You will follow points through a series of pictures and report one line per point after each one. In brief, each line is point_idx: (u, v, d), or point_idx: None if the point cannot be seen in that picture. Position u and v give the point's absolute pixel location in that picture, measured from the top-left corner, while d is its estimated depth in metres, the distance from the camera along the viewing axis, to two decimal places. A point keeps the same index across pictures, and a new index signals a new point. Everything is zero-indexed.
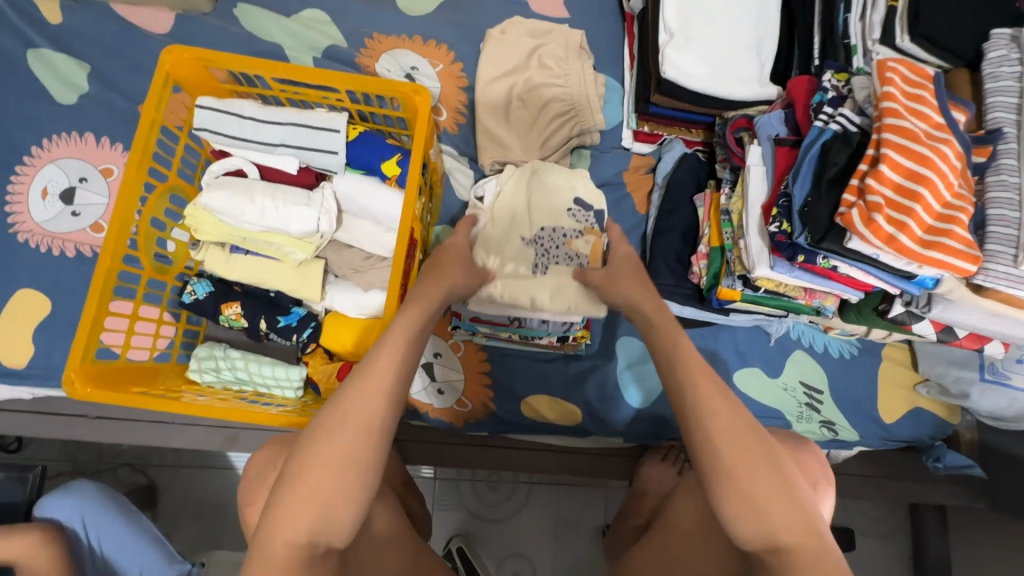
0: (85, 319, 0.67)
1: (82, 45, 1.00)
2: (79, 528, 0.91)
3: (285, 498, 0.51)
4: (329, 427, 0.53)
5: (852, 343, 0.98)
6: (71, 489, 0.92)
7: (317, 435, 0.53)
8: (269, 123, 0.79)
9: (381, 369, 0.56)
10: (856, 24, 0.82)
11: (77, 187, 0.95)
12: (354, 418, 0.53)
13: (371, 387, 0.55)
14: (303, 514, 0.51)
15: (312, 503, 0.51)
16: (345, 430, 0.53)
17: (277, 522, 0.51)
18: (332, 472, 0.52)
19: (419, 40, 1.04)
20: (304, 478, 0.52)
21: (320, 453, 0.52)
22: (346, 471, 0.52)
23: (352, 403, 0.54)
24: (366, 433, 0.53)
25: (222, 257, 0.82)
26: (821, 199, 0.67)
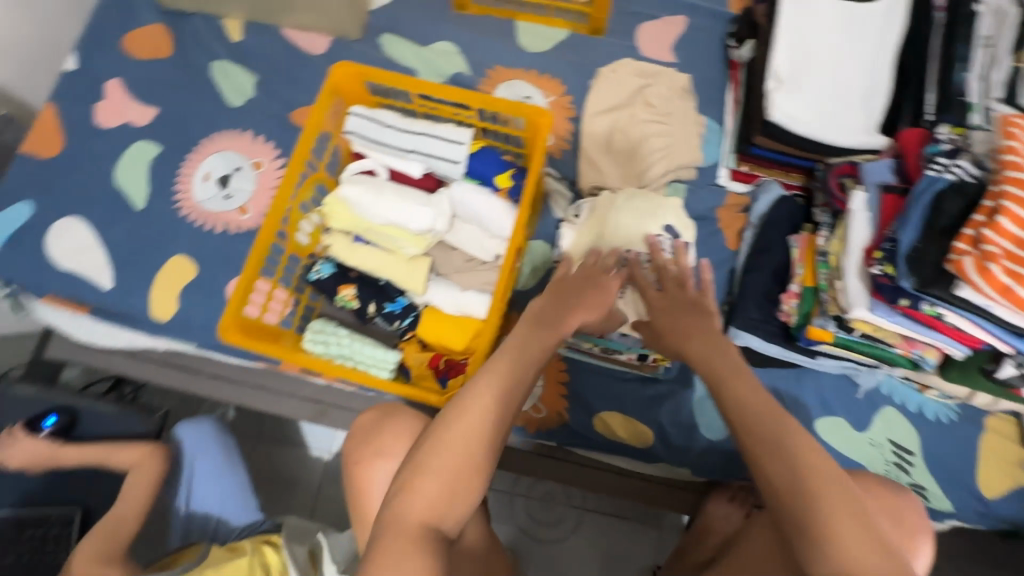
0: (244, 278, 0.79)
1: (254, 59, 1.18)
2: (192, 456, 1.07)
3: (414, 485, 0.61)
4: (454, 429, 0.64)
5: (950, 407, 0.93)
6: (198, 421, 1.09)
7: (444, 437, 0.64)
8: (406, 132, 0.90)
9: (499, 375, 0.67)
10: (976, 83, 0.83)
11: (232, 175, 1.11)
12: (474, 420, 0.64)
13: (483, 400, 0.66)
14: (429, 499, 0.61)
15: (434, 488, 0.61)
16: (467, 433, 0.64)
17: (410, 502, 0.60)
18: (453, 466, 0.62)
19: (535, 73, 1.14)
20: (433, 468, 0.62)
21: (448, 448, 0.63)
22: (464, 468, 0.63)
23: (472, 408, 0.65)
24: (481, 436, 0.64)
25: (347, 244, 0.92)
26: (931, 246, 0.68)
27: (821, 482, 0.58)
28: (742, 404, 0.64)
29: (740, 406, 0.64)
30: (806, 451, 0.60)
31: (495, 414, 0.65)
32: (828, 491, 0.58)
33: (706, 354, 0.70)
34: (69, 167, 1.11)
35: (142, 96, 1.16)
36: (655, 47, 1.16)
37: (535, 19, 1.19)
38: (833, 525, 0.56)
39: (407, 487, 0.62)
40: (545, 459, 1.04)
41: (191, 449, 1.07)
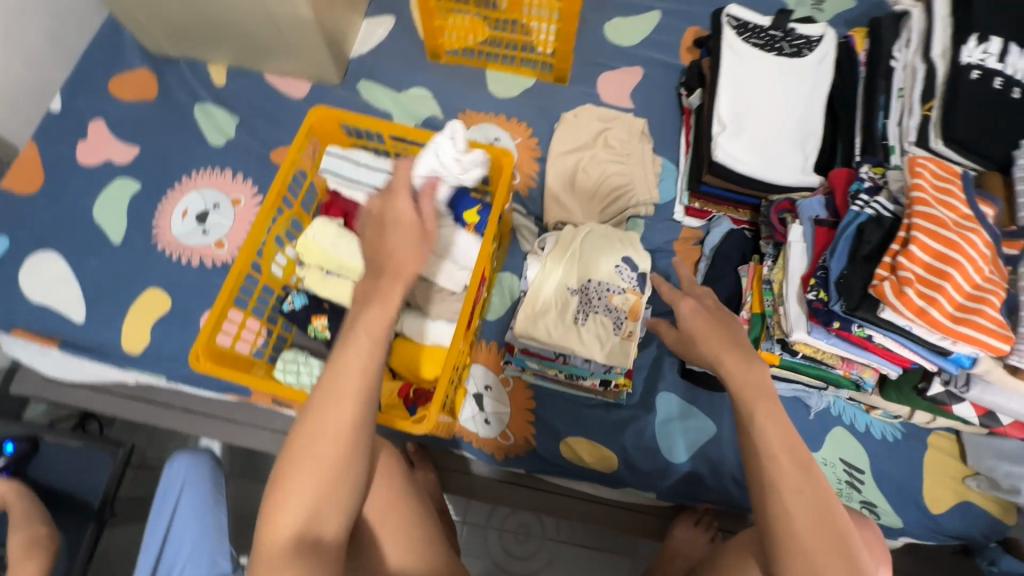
0: (216, 308, 0.81)
1: (237, 103, 1.25)
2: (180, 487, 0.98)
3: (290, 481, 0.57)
4: (313, 431, 0.58)
5: (896, 426, 0.98)
6: (194, 453, 1.00)
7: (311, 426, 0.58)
8: (378, 170, 0.95)
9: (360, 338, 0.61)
10: (894, 128, 0.94)
11: (211, 211, 1.15)
12: (343, 394, 0.59)
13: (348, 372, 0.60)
14: (307, 487, 0.57)
15: (315, 475, 0.57)
16: (327, 431, 0.58)
17: (289, 498, 0.57)
18: (335, 450, 0.58)
19: (504, 117, 1.22)
20: (305, 458, 0.57)
21: (325, 427, 0.58)
22: (342, 447, 0.58)
23: (333, 386, 0.59)
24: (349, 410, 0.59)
25: (319, 276, 0.96)
26: (856, 272, 0.75)
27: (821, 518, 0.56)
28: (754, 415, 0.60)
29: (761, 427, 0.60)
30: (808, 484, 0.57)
31: (356, 395, 0.59)
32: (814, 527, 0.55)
33: (745, 366, 0.64)
34: (48, 204, 1.14)
35: (125, 136, 1.20)
36: (614, 94, 1.25)
37: (504, 68, 1.28)
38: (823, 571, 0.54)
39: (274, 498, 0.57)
40: (513, 486, 1.06)
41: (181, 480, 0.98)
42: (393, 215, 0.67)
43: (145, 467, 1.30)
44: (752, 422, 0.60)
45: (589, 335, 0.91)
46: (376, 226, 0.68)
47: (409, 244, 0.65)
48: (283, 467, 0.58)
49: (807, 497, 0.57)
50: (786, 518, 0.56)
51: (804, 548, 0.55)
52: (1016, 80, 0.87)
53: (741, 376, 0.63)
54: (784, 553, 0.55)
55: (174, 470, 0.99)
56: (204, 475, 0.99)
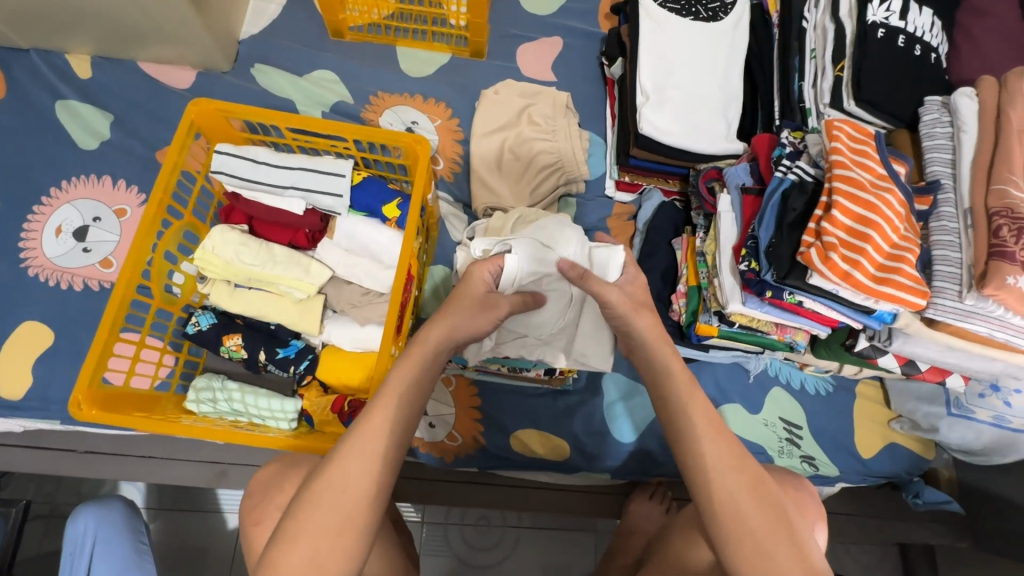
0: (96, 344, 0.70)
1: (108, 97, 1.08)
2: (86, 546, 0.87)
3: (285, 556, 0.52)
4: (330, 483, 0.55)
5: (827, 380, 1.03)
6: (103, 503, 0.91)
7: (307, 511, 0.54)
8: (280, 168, 0.86)
9: (374, 426, 0.58)
10: (809, 91, 0.94)
11: (90, 226, 1.00)
12: (349, 485, 0.55)
13: (353, 459, 0.56)
14: (299, 573, 0.52)
15: (311, 555, 0.52)
16: (343, 486, 0.55)
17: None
18: (334, 537, 0.53)
19: (420, 98, 1.14)
20: (314, 516, 0.54)
21: (324, 513, 0.54)
22: (342, 537, 0.54)
23: (339, 474, 0.55)
24: (353, 498, 0.55)
25: (227, 291, 0.86)
26: (783, 240, 0.75)
27: (754, 495, 0.55)
28: (671, 400, 0.61)
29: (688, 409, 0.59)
30: (731, 459, 0.57)
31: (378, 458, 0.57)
32: (752, 503, 0.55)
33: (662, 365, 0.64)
34: None
35: None
36: (535, 67, 1.19)
37: (415, 44, 1.18)
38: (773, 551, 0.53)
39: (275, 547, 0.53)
40: (470, 486, 1.01)
41: (86, 539, 0.87)
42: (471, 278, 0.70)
43: (56, 516, 1.16)
44: (678, 407, 0.60)
45: None
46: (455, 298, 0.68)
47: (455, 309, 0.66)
48: (284, 534, 0.53)
49: (735, 476, 0.56)
50: (710, 501, 0.56)
51: (752, 527, 0.54)
52: (918, 38, 0.90)
53: (665, 354, 0.64)
54: (733, 535, 0.54)
55: (81, 526, 0.88)
56: (118, 525, 0.89)
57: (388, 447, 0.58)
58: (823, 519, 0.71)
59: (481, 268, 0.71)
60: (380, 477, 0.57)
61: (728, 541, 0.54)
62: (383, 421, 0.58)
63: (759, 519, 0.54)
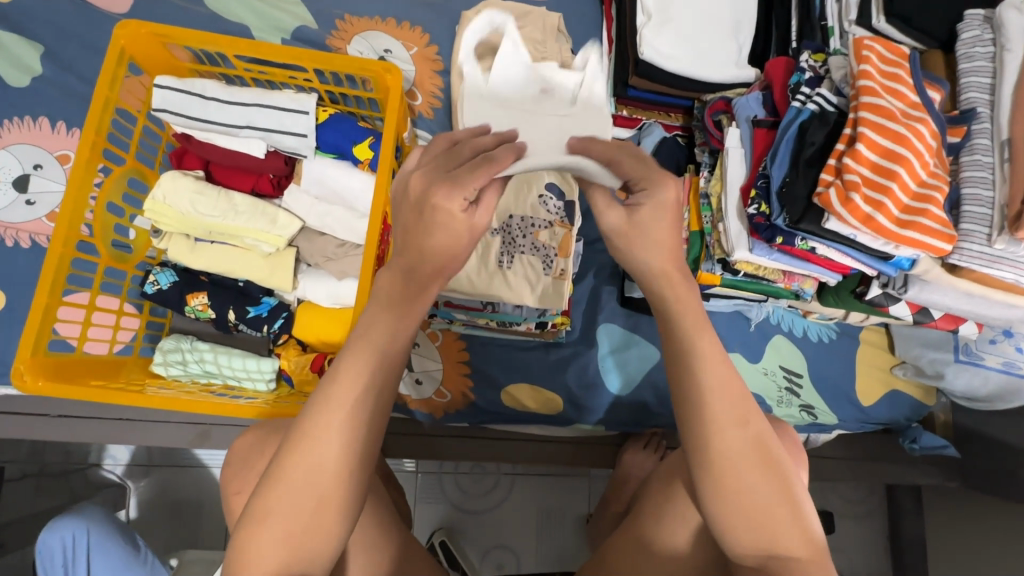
0: (35, 310, 0.63)
1: (34, 24, 0.94)
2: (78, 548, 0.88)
3: (256, 539, 0.48)
4: (296, 466, 0.49)
5: (830, 327, 0.99)
6: (79, 510, 0.89)
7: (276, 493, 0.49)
8: (234, 104, 0.76)
9: (351, 384, 0.51)
10: (831, 6, 0.83)
11: (32, 175, 0.90)
12: (323, 463, 0.49)
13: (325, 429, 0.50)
14: (276, 552, 0.48)
15: (282, 534, 0.48)
16: (307, 470, 0.49)
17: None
18: (306, 517, 0.49)
19: (393, 22, 1.01)
20: (286, 498, 0.48)
21: (291, 492, 0.48)
22: (315, 515, 0.49)
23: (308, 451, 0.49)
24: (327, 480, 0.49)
25: (187, 246, 0.79)
26: (799, 179, 0.67)
27: (752, 459, 0.49)
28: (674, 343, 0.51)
29: (693, 363, 0.50)
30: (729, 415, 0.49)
31: (342, 439, 0.50)
32: (758, 467, 0.49)
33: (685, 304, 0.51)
34: None
35: None
36: None
37: None
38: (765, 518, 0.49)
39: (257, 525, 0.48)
40: (462, 440, 0.98)
41: (75, 541, 0.88)
42: (437, 214, 0.46)
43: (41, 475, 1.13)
44: (675, 351, 0.51)
45: (517, 278, 0.80)
46: (413, 227, 0.48)
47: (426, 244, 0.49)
48: (255, 518, 0.48)
49: (736, 442, 0.49)
50: (708, 458, 0.49)
51: (745, 483, 0.49)
52: None
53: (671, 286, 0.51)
54: (715, 494, 0.49)
55: (53, 541, 0.87)
56: (104, 525, 0.90)
57: (359, 407, 0.50)
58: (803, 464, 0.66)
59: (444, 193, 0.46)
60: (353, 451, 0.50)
61: (712, 499, 0.50)
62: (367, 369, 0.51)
63: (760, 478, 0.49)
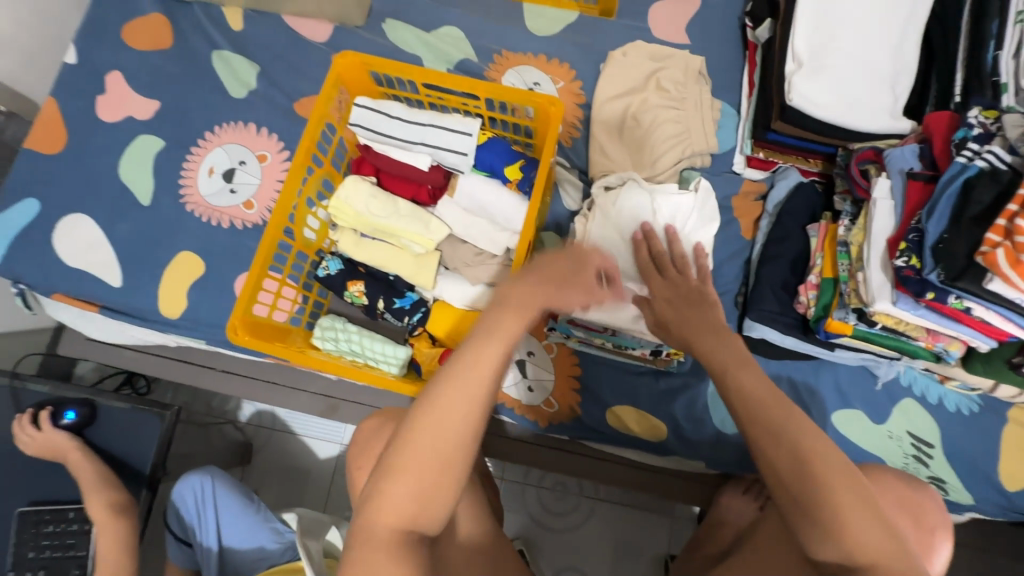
0: (250, 279, 0.78)
1: (257, 49, 1.16)
2: (207, 497, 1.01)
3: (389, 490, 0.52)
4: (427, 426, 0.53)
5: (972, 399, 0.91)
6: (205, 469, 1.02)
7: (403, 464, 0.52)
8: (412, 123, 0.87)
9: (485, 357, 0.54)
10: (1008, 62, 0.78)
11: (237, 169, 1.09)
12: (450, 428, 0.53)
13: (460, 395, 0.53)
14: (404, 505, 0.52)
15: (411, 494, 0.52)
16: (438, 434, 0.52)
17: (373, 530, 0.52)
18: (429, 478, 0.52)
19: (544, 58, 1.11)
20: (415, 460, 0.52)
21: (420, 452, 0.52)
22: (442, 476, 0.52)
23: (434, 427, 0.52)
24: (454, 448, 0.53)
25: (354, 240, 0.92)
26: (960, 237, 0.65)
27: (821, 468, 0.54)
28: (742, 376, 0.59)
29: (743, 391, 0.58)
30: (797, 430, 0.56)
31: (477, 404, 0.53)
32: (840, 480, 0.54)
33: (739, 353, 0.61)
34: (72, 161, 1.09)
35: (141, 89, 1.14)
36: (667, 28, 1.11)
37: (544, 1, 1.15)
38: (839, 519, 0.53)
39: (385, 480, 0.53)
40: (559, 452, 1.03)
41: (204, 492, 1.01)
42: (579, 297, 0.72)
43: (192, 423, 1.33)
44: (727, 382, 0.60)
45: None
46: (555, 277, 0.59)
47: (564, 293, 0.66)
48: (385, 472, 0.53)
49: (810, 454, 0.54)
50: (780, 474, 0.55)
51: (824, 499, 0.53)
52: None
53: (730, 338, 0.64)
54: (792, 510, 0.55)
55: (188, 488, 1.01)
56: (229, 484, 1.03)
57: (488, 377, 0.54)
58: (947, 534, 0.68)
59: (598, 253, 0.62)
60: (480, 419, 0.54)
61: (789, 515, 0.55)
62: (491, 354, 0.54)
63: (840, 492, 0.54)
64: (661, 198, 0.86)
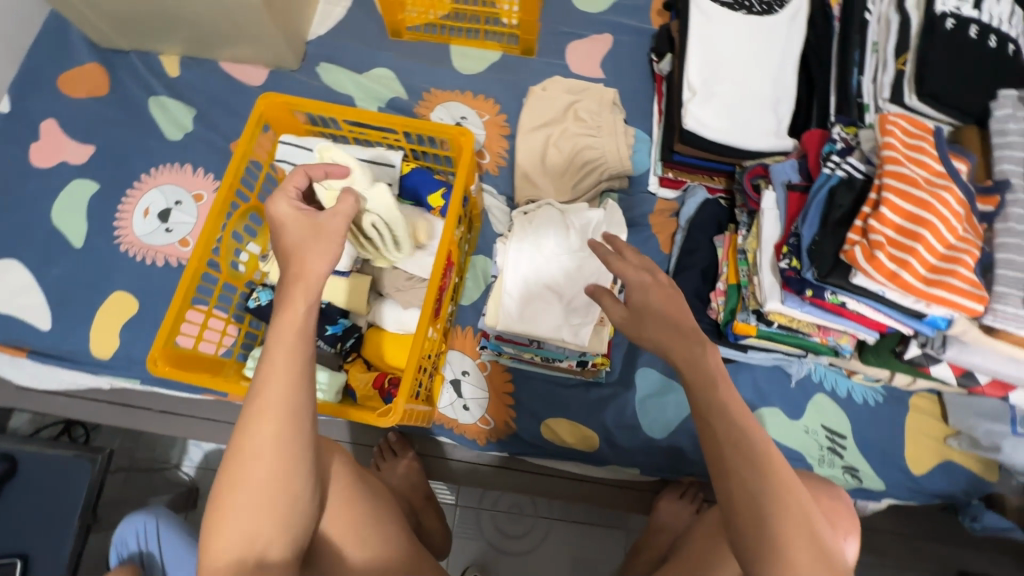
0: (171, 310, 0.79)
1: (194, 94, 1.20)
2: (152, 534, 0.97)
3: (219, 531, 0.53)
4: (241, 454, 0.53)
5: (877, 390, 0.97)
6: (151, 507, 0.99)
7: (229, 495, 0.53)
8: (336, 156, 0.91)
9: (276, 365, 0.55)
10: (868, 86, 0.91)
11: (173, 209, 1.11)
12: (263, 450, 0.54)
13: (261, 414, 0.54)
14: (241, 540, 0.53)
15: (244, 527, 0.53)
16: (254, 457, 0.53)
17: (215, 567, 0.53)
18: (257, 502, 0.53)
19: (470, 94, 1.18)
20: (238, 484, 0.53)
21: (241, 475, 0.53)
22: (270, 494, 0.54)
23: (245, 451, 0.53)
24: (273, 465, 0.54)
25: (285, 270, 0.94)
26: (827, 238, 0.72)
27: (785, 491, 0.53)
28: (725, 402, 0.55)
29: (724, 409, 0.55)
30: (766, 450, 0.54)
31: (282, 415, 0.54)
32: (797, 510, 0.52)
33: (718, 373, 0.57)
34: (5, 208, 1.10)
35: (76, 135, 1.15)
36: (583, 64, 1.21)
37: (469, 42, 1.23)
38: (790, 551, 0.51)
39: (216, 519, 0.53)
40: (500, 471, 1.04)
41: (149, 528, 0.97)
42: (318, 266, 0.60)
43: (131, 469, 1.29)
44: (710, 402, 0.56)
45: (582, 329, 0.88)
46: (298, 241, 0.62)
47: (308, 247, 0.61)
48: (216, 508, 0.53)
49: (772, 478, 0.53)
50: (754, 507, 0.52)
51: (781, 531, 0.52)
52: (992, 28, 0.85)
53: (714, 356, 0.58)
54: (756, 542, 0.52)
55: (132, 526, 0.96)
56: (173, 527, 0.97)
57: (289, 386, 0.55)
58: (855, 532, 0.72)
59: (282, 202, 0.64)
60: (293, 413, 0.55)
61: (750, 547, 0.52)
62: (282, 356, 0.56)
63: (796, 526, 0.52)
64: (574, 217, 0.91)
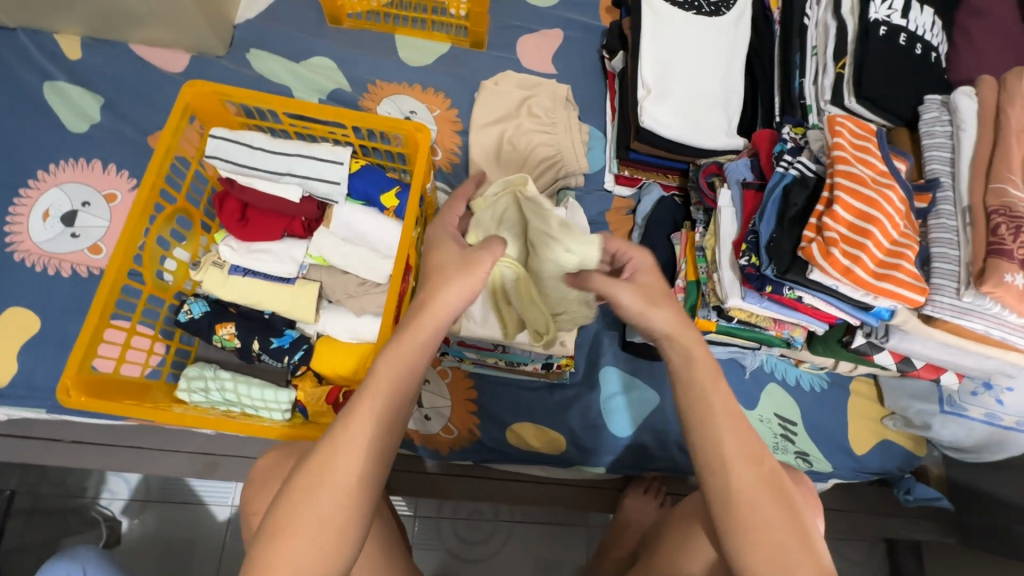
0: (85, 331, 0.70)
1: (99, 80, 1.05)
2: None
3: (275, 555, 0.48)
4: (323, 476, 0.50)
5: (822, 376, 1.03)
6: (73, 553, 0.82)
7: (297, 521, 0.49)
8: (276, 154, 0.84)
9: (378, 387, 0.54)
10: (810, 87, 0.94)
11: (79, 211, 0.97)
12: (345, 477, 0.51)
13: (352, 438, 0.52)
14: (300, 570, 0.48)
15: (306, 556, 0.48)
16: (340, 483, 0.51)
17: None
18: (328, 531, 0.49)
19: (419, 87, 1.12)
20: (312, 512, 0.49)
21: (316, 503, 0.50)
22: (341, 532, 0.50)
23: (330, 473, 0.51)
24: (355, 494, 0.51)
25: (220, 277, 0.85)
26: (784, 235, 0.74)
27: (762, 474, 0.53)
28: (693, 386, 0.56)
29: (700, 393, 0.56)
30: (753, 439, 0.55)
31: (372, 446, 0.52)
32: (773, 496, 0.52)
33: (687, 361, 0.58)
34: None
35: None
36: (534, 59, 1.18)
37: (415, 33, 1.17)
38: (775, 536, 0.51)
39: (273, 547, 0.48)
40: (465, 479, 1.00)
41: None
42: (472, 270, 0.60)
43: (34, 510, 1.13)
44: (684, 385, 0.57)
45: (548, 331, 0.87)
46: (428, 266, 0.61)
47: (444, 279, 0.58)
48: (274, 531, 0.49)
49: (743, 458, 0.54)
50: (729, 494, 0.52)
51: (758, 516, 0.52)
52: (918, 37, 0.91)
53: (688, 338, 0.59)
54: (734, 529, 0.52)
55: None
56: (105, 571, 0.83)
57: (387, 415, 0.54)
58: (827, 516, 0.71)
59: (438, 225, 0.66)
60: (382, 449, 0.53)
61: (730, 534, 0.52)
62: (389, 377, 0.54)
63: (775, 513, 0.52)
64: None
